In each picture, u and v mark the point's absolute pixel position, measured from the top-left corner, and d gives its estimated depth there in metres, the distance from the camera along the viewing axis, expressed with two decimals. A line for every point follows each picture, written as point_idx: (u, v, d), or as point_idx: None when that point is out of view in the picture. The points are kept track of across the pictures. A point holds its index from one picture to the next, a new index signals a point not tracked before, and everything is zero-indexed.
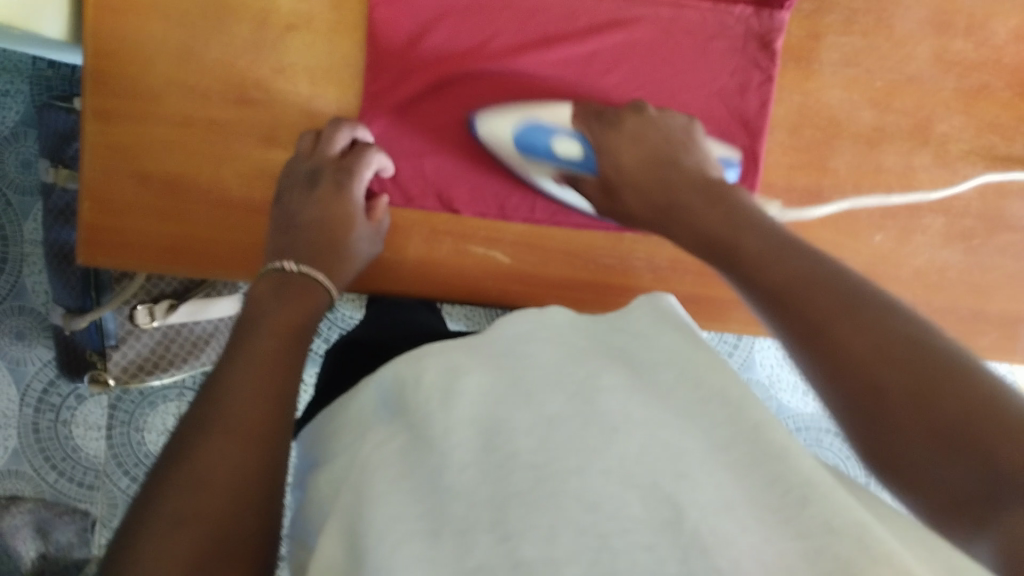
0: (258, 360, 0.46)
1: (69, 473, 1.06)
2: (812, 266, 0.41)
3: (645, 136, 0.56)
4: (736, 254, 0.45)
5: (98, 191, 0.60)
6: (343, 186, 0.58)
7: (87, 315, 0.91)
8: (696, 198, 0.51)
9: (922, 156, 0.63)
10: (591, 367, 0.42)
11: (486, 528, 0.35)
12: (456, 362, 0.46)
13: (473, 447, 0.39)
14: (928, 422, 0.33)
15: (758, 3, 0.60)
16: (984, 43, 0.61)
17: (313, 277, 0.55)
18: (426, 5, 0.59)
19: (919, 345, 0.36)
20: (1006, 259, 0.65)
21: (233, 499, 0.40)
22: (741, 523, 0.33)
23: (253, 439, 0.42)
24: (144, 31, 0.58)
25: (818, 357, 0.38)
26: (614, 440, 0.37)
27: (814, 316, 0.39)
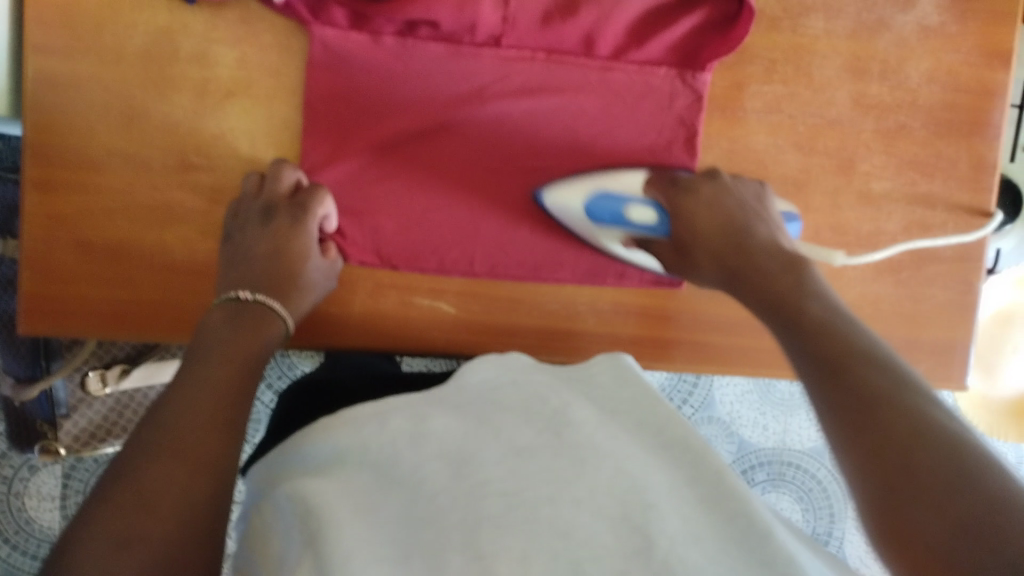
0: (212, 384, 0.49)
1: (22, 546, 1.04)
2: (866, 344, 0.44)
3: (718, 205, 0.59)
4: (797, 317, 0.49)
5: (39, 259, 0.60)
6: (297, 223, 0.59)
7: (36, 385, 0.90)
8: (771, 266, 0.55)
9: (847, 195, 0.65)
10: (562, 404, 0.48)
11: (458, 549, 0.39)
12: (418, 406, 0.50)
13: (442, 476, 0.43)
14: (920, 480, 0.36)
15: (681, 65, 0.63)
16: (898, 86, 0.65)
17: (267, 306, 0.57)
18: (363, 73, 0.60)
19: (946, 425, 0.38)
20: (934, 289, 0.67)
21: (180, 525, 0.42)
22: (705, 555, 0.38)
23: (201, 467, 0.45)
24: (84, 103, 0.59)
25: (859, 428, 0.40)
26: (584, 471, 0.42)
27: (869, 394, 0.41)
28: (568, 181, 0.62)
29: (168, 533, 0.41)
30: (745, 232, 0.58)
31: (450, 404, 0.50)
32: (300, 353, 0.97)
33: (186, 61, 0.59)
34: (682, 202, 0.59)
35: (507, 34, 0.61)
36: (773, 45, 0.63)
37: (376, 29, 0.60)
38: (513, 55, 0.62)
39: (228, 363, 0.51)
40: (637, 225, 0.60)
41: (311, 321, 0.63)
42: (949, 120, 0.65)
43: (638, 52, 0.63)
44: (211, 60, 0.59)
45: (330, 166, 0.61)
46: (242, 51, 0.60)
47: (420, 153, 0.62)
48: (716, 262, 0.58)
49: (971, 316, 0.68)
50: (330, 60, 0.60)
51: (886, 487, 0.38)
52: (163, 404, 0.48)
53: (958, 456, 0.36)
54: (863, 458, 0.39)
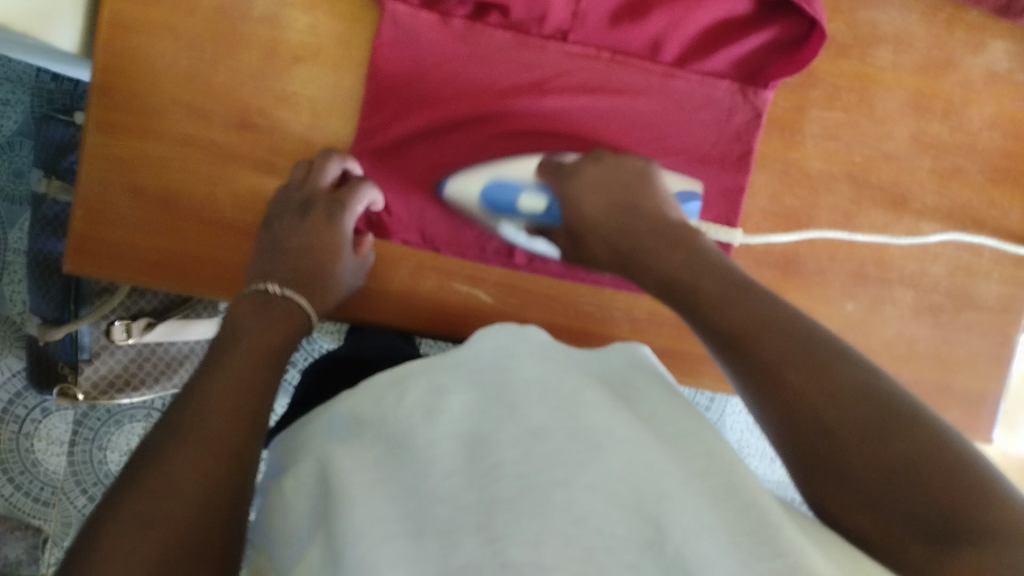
0: (238, 369, 0.49)
1: (25, 487, 1.05)
2: (762, 307, 0.46)
3: (605, 184, 0.58)
4: (693, 295, 0.50)
5: (91, 200, 0.60)
6: (334, 218, 0.59)
7: (64, 327, 0.91)
8: (658, 243, 0.55)
9: (896, 231, 0.65)
10: (577, 387, 0.45)
11: (473, 532, 0.38)
12: (433, 378, 0.48)
13: (457, 458, 0.42)
14: (883, 463, 0.38)
15: (742, 81, 0.63)
16: (958, 128, 0.64)
17: (295, 301, 0.57)
18: (428, 51, 0.60)
19: (894, 400, 0.40)
20: (972, 336, 0.67)
21: (207, 509, 0.42)
22: (720, 546, 0.36)
23: (227, 450, 0.44)
24: (155, 51, 0.59)
25: (777, 401, 0.42)
26: (599, 456, 0.40)
27: (769, 362, 0.43)
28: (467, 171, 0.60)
29: (187, 514, 0.41)
30: (632, 206, 0.57)
31: (465, 373, 0.49)
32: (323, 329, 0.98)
33: (258, 21, 0.60)
34: (567, 190, 0.58)
35: (574, 31, 0.61)
36: (839, 73, 0.63)
37: (447, 11, 0.60)
38: (577, 52, 0.62)
39: (254, 350, 0.51)
40: (529, 215, 0.60)
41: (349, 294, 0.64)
42: (1005, 168, 0.65)
43: (702, 63, 0.63)
44: (283, 23, 0.60)
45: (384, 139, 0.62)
46: (314, 18, 0.60)
47: (470, 137, 0.62)
48: (609, 246, 0.58)
49: (1006, 366, 0.68)
50: (398, 35, 0.60)
51: (811, 448, 0.41)
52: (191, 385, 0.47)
53: (885, 411, 0.40)
54: (779, 424, 0.42)
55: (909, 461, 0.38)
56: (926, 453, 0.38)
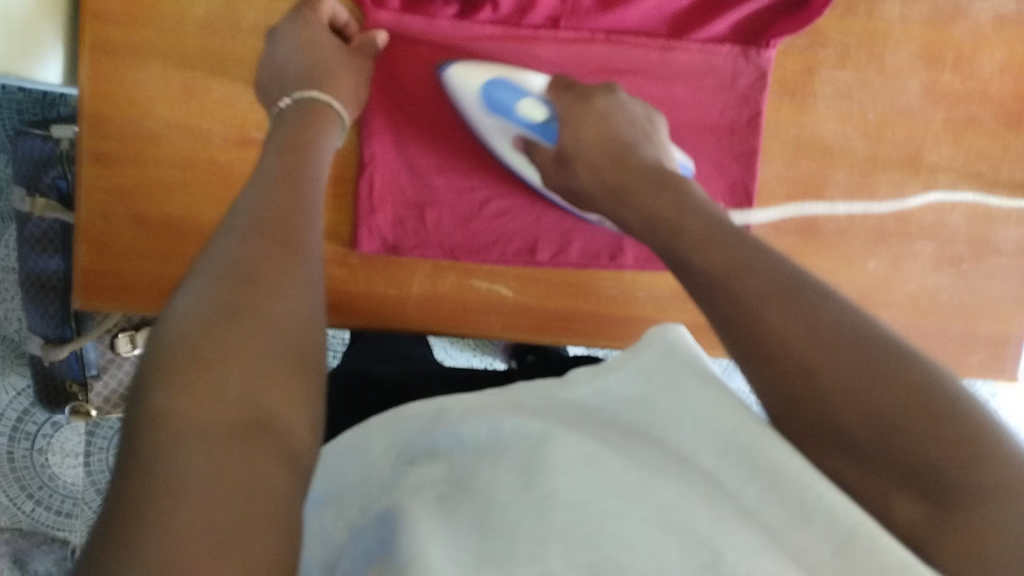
0: (280, 190, 0.40)
1: (46, 502, 1.04)
2: (744, 244, 0.39)
3: (609, 121, 0.54)
4: (675, 236, 0.42)
5: (95, 234, 0.59)
6: (315, 20, 0.56)
7: (66, 346, 0.91)
8: (642, 183, 0.48)
9: (913, 185, 0.64)
10: (624, 431, 0.40)
11: (524, 565, 0.33)
12: (483, 407, 0.43)
13: (514, 486, 0.36)
14: (873, 412, 0.32)
15: (744, 43, 0.61)
16: (970, 76, 0.63)
17: (307, 98, 0.52)
18: (417, 53, 0.59)
19: (894, 353, 0.33)
20: (994, 282, 0.66)
21: (257, 357, 0.33)
22: (776, 562, 0.32)
23: (297, 287, 0.36)
24: (142, 75, 0.57)
25: (755, 345, 0.36)
26: (653, 483, 0.35)
27: (737, 305, 0.37)
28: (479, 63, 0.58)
29: (229, 397, 0.31)
30: (631, 139, 0.53)
31: (516, 407, 0.43)
32: None
33: (249, 33, 0.58)
34: (575, 111, 0.55)
35: (565, 16, 0.60)
36: (847, 30, 0.62)
37: (433, 12, 0.59)
38: (570, 37, 0.60)
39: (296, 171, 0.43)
40: (527, 123, 0.57)
41: (369, 304, 0.63)
42: (1019, 112, 0.64)
43: (700, 31, 0.61)
44: None
45: (395, 155, 0.60)
46: None
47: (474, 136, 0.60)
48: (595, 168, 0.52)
49: None
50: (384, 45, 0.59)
51: (800, 400, 0.34)
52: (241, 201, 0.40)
53: (882, 357, 0.33)
54: (766, 376, 0.36)
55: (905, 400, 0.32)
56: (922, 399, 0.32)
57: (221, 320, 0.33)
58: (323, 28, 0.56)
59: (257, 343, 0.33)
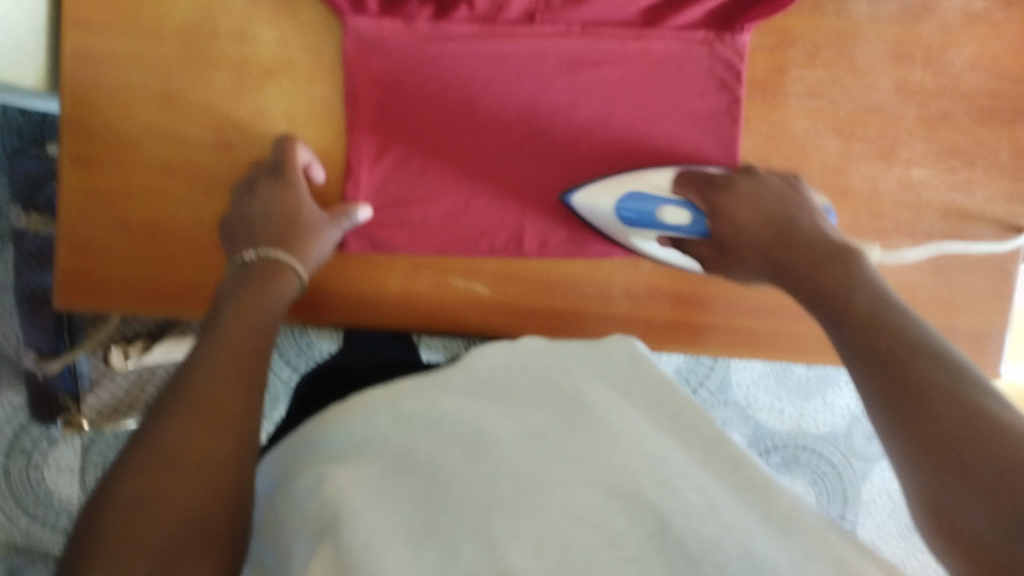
0: (235, 348, 0.48)
1: (42, 518, 1.04)
2: (916, 335, 0.44)
3: (756, 199, 0.58)
4: (846, 313, 0.48)
5: (77, 237, 0.60)
6: (280, 180, 0.58)
7: (60, 359, 0.90)
8: (824, 253, 0.53)
9: (887, 182, 0.65)
10: (575, 390, 0.47)
11: (471, 535, 0.37)
12: (433, 391, 0.49)
13: (459, 459, 0.42)
14: (1002, 490, 0.35)
15: (719, 28, 0.62)
16: (941, 72, 0.64)
17: (274, 258, 0.56)
18: (397, 53, 0.60)
19: (1019, 445, 0.36)
20: (972, 277, 0.67)
21: (188, 507, 0.40)
22: (722, 522, 0.38)
23: (218, 423, 0.43)
24: (122, 79, 0.59)
25: (925, 422, 0.39)
26: (597, 450, 0.42)
27: (915, 382, 0.41)
28: (597, 185, 0.61)
29: (174, 524, 0.39)
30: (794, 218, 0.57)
31: (458, 390, 0.49)
32: (319, 331, 0.99)
33: (225, 39, 0.59)
34: (744, 179, 0.59)
35: (540, 10, 0.60)
36: (816, 30, 0.63)
37: (410, 14, 0.59)
38: (547, 31, 0.61)
39: (242, 318, 0.50)
40: (673, 227, 0.59)
41: (347, 302, 0.63)
42: (991, 107, 0.65)
43: (676, 17, 0.61)
44: (250, 37, 0.59)
45: (381, 157, 0.61)
46: (280, 28, 0.59)
47: (458, 137, 0.62)
48: (757, 216, 0.58)
49: (1007, 305, 0.67)
50: (363, 46, 0.59)
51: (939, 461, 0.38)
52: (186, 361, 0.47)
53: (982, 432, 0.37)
54: (914, 444, 0.39)
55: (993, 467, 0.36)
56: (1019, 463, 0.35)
57: (173, 455, 0.41)
58: (301, 188, 0.59)
59: (187, 488, 0.40)
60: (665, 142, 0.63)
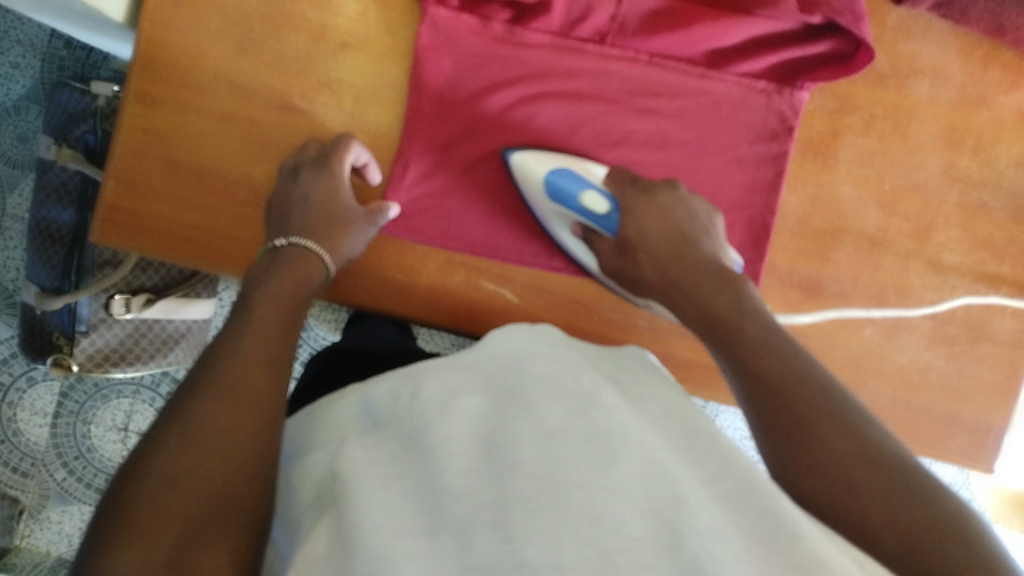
0: (263, 331, 0.47)
1: (5, 458, 1.01)
2: (800, 364, 0.44)
3: (666, 213, 0.57)
4: (736, 336, 0.47)
5: (126, 172, 0.60)
6: (325, 168, 0.59)
7: (62, 297, 0.89)
8: (707, 279, 0.52)
9: (918, 260, 0.66)
10: (588, 387, 0.45)
11: (488, 530, 0.36)
12: (453, 379, 0.48)
13: (473, 453, 0.41)
14: (900, 522, 0.36)
15: (779, 81, 0.63)
16: (986, 165, 0.66)
17: (304, 247, 0.56)
18: (467, 49, 0.61)
19: (920, 486, 0.37)
20: (983, 368, 0.67)
21: (215, 486, 0.39)
22: (737, 548, 0.35)
23: (242, 402, 0.42)
24: (201, 27, 0.59)
25: (801, 450, 0.40)
26: (614, 460, 0.39)
27: (801, 411, 0.41)
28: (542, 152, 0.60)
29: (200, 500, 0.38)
30: (693, 236, 0.56)
31: (476, 376, 0.48)
32: (320, 317, 0.99)
33: (310, 6, 0.60)
34: (648, 193, 0.58)
35: (612, 33, 0.62)
36: (875, 101, 0.65)
37: (488, 14, 0.61)
38: (615, 55, 0.63)
39: (273, 304, 0.50)
40: (586, 212, 0.58)
41: (377, 286, 0.64)
42: None
43: (740, 64, 0.63)
44: (335, 9, 0.61)
45: (432, 146, 0.62)
46: (365, 6, 0.61)
47: (509, 142, 0.62)
48: (660, 228, 0.56)
49: (1013, 401, 0.68)
50: (437, 37, 0.61)
51: (827, 497, 0.38)
52: (215, 341, 0.46)
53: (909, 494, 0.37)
54: (795, 474, 0.40)
55: (921, 522, 0.35)
56: (942, 514, 0.36)
57: (201, 431, 0.40)
58: (344, 180, 0.59)
59: (208, 462, 0.39)
60: (708, 182, 0.64)
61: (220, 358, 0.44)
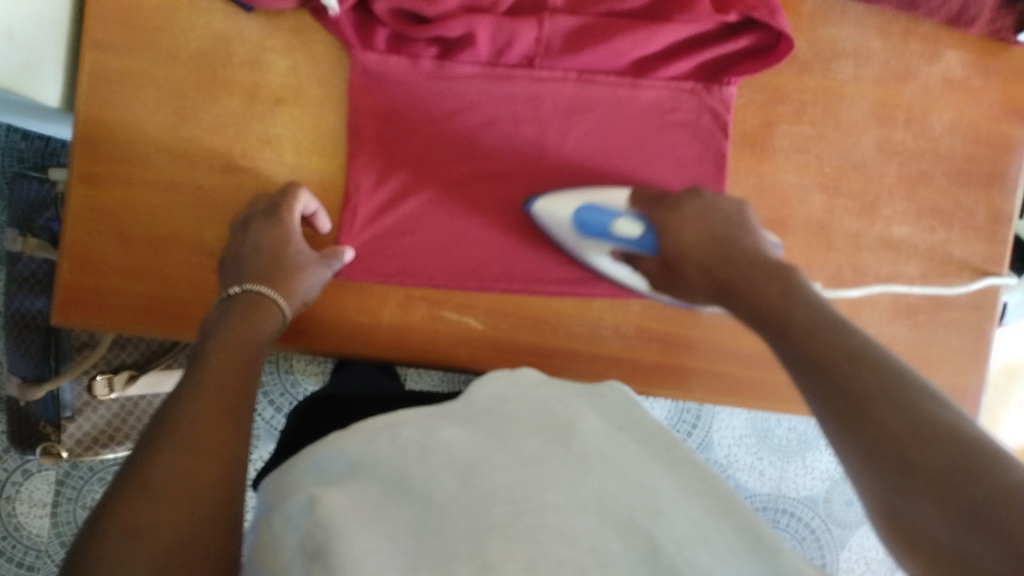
0: (219, 378, 0.48)
1: (10, 553, 1.01)
2: (843, 334, 0.45)
3: (706, 221, 0.59)
4: (783, 319, 0.49)
5: (80, 251, 0.61)
6: (274, 217, 0.59)
7: (43, 385, 0.89)
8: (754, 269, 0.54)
9: (869, 237, 0.67)
10: (566, 416, 0.47)
11: (465, 558, 0.37)
12: (428, 420, 0.48)
13: (452, 485, 0.42)
14: (924, 453, 0.36)
15: (706, 80, 0.65)
16: (921, 135, 0.67)
17: (257, 292, 0.57)
18: (399, 91, 0.62)
19: (934, 423, 0.37)
20: (950, 334, 0.68)
21: (182, 532, 0.39)
22: (712, 555, 0.37)
23: (205, 450, 0.43)
24: (137, 101, 0.61)
25: (837, 393, 0.42)
26: (591, 477, 0.41)
27: (837, 369, 0.43)
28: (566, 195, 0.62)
29: (170, 550, 0.38)
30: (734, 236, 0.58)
31: (457, 416, 0.49)
32: (305, 371, 1.00)
33: (239, 68, 0.62)
34: (687, 204, 0.60)
35: (539, 56, 0.63)
36: (803, 88, 0.66)
37: (416, 52, 0.62)
38: (545, 76, 0.64)
39: (229, 351, 0.51)
40: (626, 240, 0.61)
41: (342, 330, 0.64)
42: (969, 171, 0.68)
43: (666, 69, 0.64)
44: (264, 68, 0.62)
45: (377, 187, 0.63)
46: (294, 61, 0.62)
47: (457, 175, 0.64)
48: (705, 254, 0.58)
49: (985, 362, 0.68)
50: (368, 81, 0.62)
51: (868, 444, 0.39)
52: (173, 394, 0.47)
53: (905, 416, 0.38)
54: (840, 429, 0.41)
55: (943, 466, 0.35)
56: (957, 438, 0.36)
57: (163, 483, 0.41)
58: (294, 226, 0.60)
59: (172, 511, 0.40)
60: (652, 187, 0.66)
61: (186, 410, 0.45)
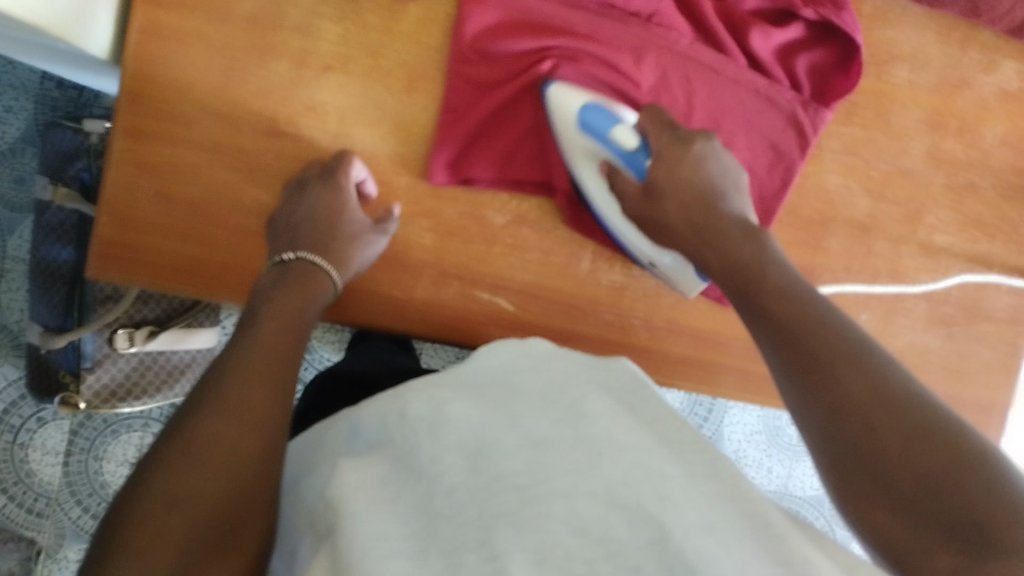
0: (273, 346, 0.48)
1: (19, 499, 0.99)
2: (822, 311, 0.46)
3: (683, 170, 0.56)
4: (758, 284, 0.50)
5: (119, 205, 0.60)
6: (331, 183, 0.59)
7: (65, 333, 0.88)
8: (732, 230, 0.54)
9: (909, 245, 0.66)
10: (577, 394, 0.46)
11: (473, 549, 0.37)
12: (434, 388, 0.48)
13: (461, 468, 0.41)
14: (919, 466, 0.37)
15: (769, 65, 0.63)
16: (971, 145, 0.67)
17: (312, 262, 0.57)
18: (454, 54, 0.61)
19: (930, 432, 0.38)
20: (982, 347, 0.68)
21: (219, 506, 0.39)
22: (720, 542, 0.37)
23: (250, 421, 0.43)
24: (185, 57, 0.60)
25: (821, 389, 0.42)
26: (598, 463, 0.40)
27: (822, 354, 0.43)
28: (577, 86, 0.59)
29: (204, 522, 0.39)
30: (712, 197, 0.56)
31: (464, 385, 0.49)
32: (323, 339, 1.00)
33: (290, 32, 0.61)
34: (668, 149, 0.57)
35: None
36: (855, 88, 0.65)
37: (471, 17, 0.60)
38: None
39: (278, 319, 0.51)
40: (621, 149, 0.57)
41: (372, 303, 0.64)
42: (1015, 184, 0.68)
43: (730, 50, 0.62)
44: (315, 33, 0.61)
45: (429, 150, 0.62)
46: (345, 28, 0.62)
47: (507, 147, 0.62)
48: (685, 207, 0.56)
49: (1014, 377, 0.69)
50: None
51: (854, 445, 0.39)
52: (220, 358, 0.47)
53: (910, 421, 0.39)
54: (823, 417, 0.41)
55: (931, 485, 0.36)
56: (948, 455, 0.37)
57: (203, 452, 0.41)
58: (349, 194, 0.60)
59: (209, 483, 0.40)
60: None
61: (231, 377, 0.45)
